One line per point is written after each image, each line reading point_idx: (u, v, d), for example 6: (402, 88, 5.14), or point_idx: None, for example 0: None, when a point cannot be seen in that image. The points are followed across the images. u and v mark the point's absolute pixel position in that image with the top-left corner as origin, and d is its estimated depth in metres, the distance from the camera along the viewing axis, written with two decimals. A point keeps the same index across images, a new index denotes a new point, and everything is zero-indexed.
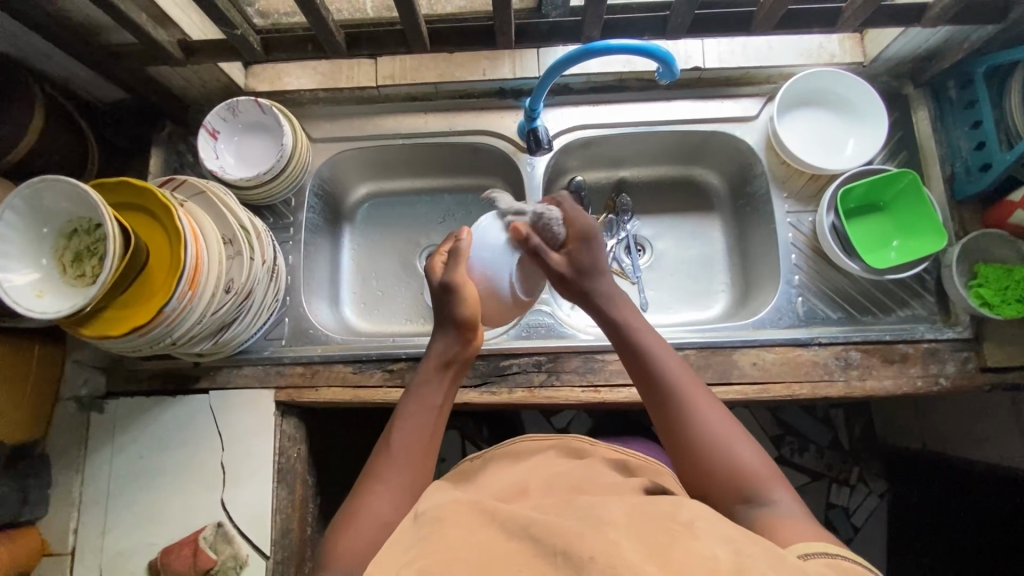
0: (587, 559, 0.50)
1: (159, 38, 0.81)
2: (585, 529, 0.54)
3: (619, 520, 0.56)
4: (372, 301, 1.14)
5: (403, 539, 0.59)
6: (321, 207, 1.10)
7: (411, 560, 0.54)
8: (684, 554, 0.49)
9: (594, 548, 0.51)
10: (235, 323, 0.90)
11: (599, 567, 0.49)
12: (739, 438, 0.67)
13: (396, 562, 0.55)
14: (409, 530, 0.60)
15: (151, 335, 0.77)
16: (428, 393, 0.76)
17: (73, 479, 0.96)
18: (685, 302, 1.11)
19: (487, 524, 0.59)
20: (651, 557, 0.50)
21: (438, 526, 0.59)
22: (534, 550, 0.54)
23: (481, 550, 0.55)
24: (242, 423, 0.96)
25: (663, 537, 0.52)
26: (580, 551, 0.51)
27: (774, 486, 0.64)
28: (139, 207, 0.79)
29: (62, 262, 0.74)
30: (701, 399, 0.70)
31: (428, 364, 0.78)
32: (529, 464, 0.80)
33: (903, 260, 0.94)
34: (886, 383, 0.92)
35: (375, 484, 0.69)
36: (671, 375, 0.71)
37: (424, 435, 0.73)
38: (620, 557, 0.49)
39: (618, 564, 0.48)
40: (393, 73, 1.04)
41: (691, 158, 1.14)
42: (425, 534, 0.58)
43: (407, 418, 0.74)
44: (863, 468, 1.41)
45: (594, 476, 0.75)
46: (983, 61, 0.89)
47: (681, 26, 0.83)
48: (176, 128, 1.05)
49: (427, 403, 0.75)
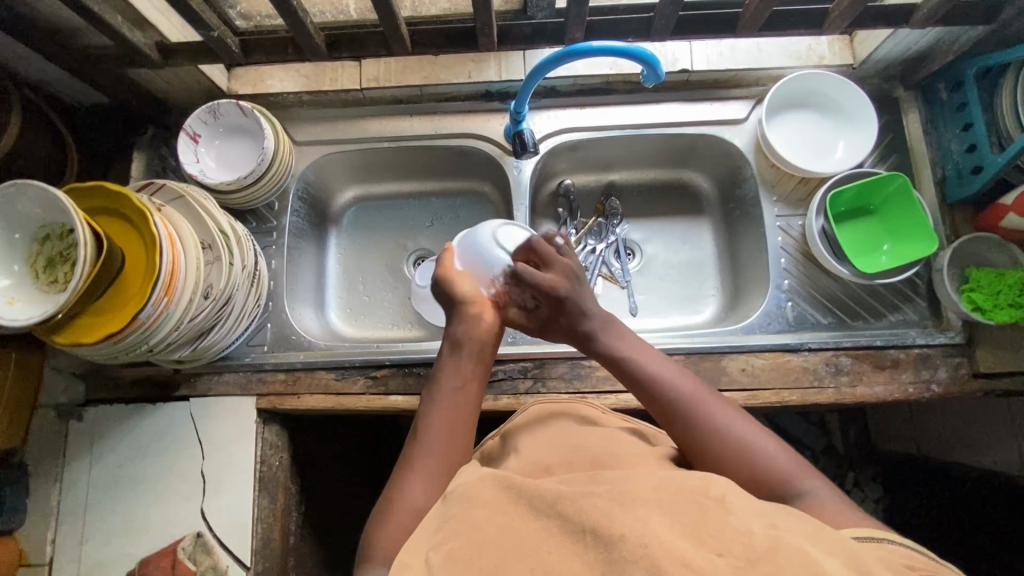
0: (618, 537, 0.49)
1: (137, 40, 0.80)
2: (617, 503, 0.52)
3: (649, 491, 0.54)
4: (358, 306, 1.12)
5: (432, 522, 0.57)
6: (306, 211, 1.09)
7: (440, 542, 0.53)
8: (719, 526, 0.49)
9: (625, 525, 0.50)
10: (215, 329, 0.89)
11: (631, 547, 0.48)
12: (759, 433, 0.66)
13: (422, 546, 0.54)
14: (437, 512, 0.58)
15: (125, 342, 0.75)
16: (456, 374, 0.76)
17: (52, 489, 0.94)
18: (674, 307, 1.10)
19: (512, 501, 0.56)
20: (686, 533, 0.49)
21: (467, 507, 0.55)
22: (561, 528, 0.52)
23: (512, 535, 0.52)
24: (224, 432, 0.94)
25: (695, 514, 0.51)
26: (612, 529, 0.50)
27: (807, 476, 0.63)
28: (116, 212, 0.78)
29: (34, 268, 0.73)
30: (712, 405, 0.69)
31: (449, 346, 0.79)
32: (550, 431, 0.77)
33: (894, 264, 0.92)
34: (877, 390, 0.91)
35: (405, 473, 0.68)
36: (677, 390, 0.70)
37: (457, 413, 0.73)
38: (652, 536, 0.48)
39: (649, 541, 0.48)
40: (377, 76, 1.02)
41: (679, 162, 1.12)
42: (454, 514, 0.55)
43: (436, 401, 0.74)
44: (860, 473, 1.40)
45: (616, 446, 0.71)
46: (974, 62, 0.87)
47: (665, 28, 0.82)
48: (158, 131, 1.04)
49: (454, 382, 0.75)
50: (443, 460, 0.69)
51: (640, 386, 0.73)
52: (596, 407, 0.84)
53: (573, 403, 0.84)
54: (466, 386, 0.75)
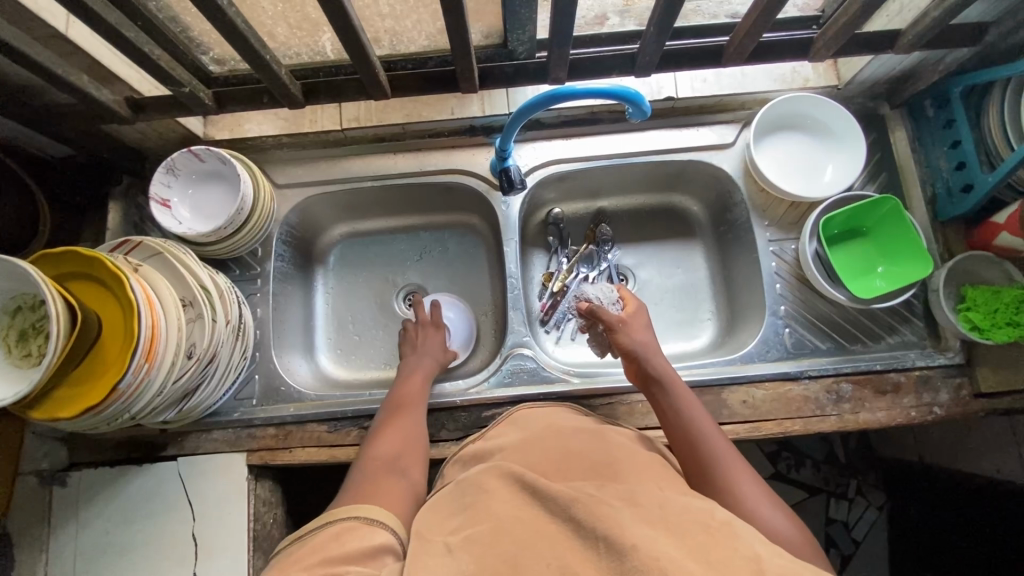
0: (630, 547, 0.50)
1: (104, 98, 0.78)
2: (628, 515, 0.54)
3: (661, 517, 0.54)
4: (348, 347, 1.10)
5: (448, 509, 0.63)
6: (290, 253, 1.06)
7: (457, 528, 0.58)
8: (726, 552, 0.49)
9: (638, 537, 0.50)
10: (200, 390, 0.86)
11: (642, 559, 0.48)
12: (769, 501, 0.66)
13: (443, 529, 0.59)
14: (451, 497, 0.65)
15: (106, 413, 0.72)
16: (422, 359, 0.95)
17: (36, 559, 0.90)
18: (671, 333, 1.08)
19: None
20: (691, 554, 0.49)
21: (485, 498, 0.61)
22: (579, 539, 0.53)
23: (522, 526, 0.55)
24: (217, 490, 0.91)
25: (705, 537, 0.51)
26: (625, 541, 0.50)
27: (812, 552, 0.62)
28: (87, 276, 0.74)
29: (6, 343, 0.69)
30: (721, 441, 0.73)
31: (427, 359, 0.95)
32: (529, 433, 0.77)
33: (891, 287, 0.91)
34: (879, 416, 0.90)
35: (387, 425, 0.82)
36: (699, 422, 0.75)
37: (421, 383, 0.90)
38: (661, 551, 0.49)
39: (662, 558, 0.48)
40: (358, 116, 1.01)
41: (668, 186, 1.11)
42: (470, 504, 0.61)
43: (409, 375, 0.91)
44: (862, 481, 1.33)
45: (604, 448, 0.71)
46: (960, 80, 0.86)
47: (650, 63, 0.82)
48: (133, 181, 1.01)
49: (421, 366, 0.93)
50: (411, 406, 0.85)
51: (672, 420, 0.77)
52: (576, 412, 0.85)
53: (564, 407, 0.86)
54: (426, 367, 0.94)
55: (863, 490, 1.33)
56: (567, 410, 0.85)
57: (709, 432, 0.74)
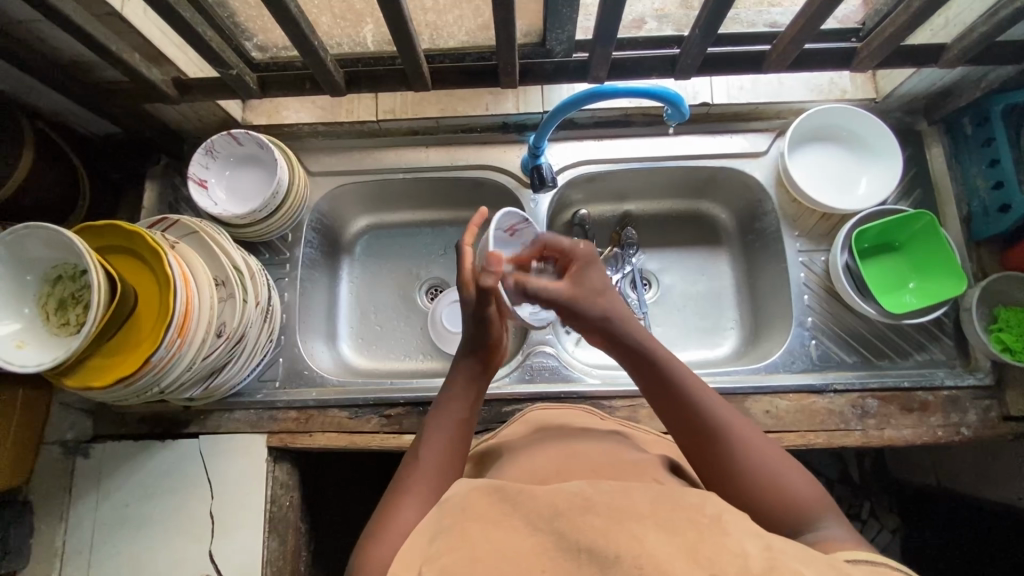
0: (613, 558, 0.43)
1: (153, 77, 0.80)
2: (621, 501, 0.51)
3: (644, 507, 0.48)
4: (370, 336, 1.10)
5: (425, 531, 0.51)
6: (319, 240, 1.07)
7: (434, 554, 0.46)
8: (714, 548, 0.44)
9: (621, 545, 0.44)
10: (227, 367, 0.87)
11: (626, 568, 0.42)
12: (784, 465, 0.59)
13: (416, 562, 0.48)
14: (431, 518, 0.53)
15: (137, 384, 0.72)
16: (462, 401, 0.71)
17: (56, 528, 0.91)
18: (694, 340, 1.07)
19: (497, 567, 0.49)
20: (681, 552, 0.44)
21: (461, 518, 0.50)
22: (556, 544, 0.46)
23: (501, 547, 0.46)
24: (237, 470, 0.92)
25: (691, 531, 0.46)
26: (606, 548, 0.44)
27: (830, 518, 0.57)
28: (128, 251, 0.75)
29: (44, 309, 0.71)
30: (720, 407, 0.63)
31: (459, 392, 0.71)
32: (550, 430, 0.76)
33: (922, 303, 0.91)
34: (904, 433, 0.89)
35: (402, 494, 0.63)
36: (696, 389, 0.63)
37: (455, 438, 0.68)
38: (647, 553, 0.43)
39: (646, 564, 0.42)
40: (394, 108, 1.02)
41: (698, 192, 1.11)
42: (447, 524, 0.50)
43: (433, 434, 0.68)
44: (875, 503, 1.29)
45: (622, 451, 0.70)
46: (999, 99, 0.85)
47: (689, 67, 0.83)
48: (172, 161, 1.03)
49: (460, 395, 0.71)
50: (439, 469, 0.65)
51: (665, 398, 0.64)
52: (595, 414, 0.83)
53: (577, 409, 0.84)
54: (467, 420, 0.69)
55: (877, 513, 1.28)
56: (586, 411, 0.84)
57: (707, 402, 0.63)
